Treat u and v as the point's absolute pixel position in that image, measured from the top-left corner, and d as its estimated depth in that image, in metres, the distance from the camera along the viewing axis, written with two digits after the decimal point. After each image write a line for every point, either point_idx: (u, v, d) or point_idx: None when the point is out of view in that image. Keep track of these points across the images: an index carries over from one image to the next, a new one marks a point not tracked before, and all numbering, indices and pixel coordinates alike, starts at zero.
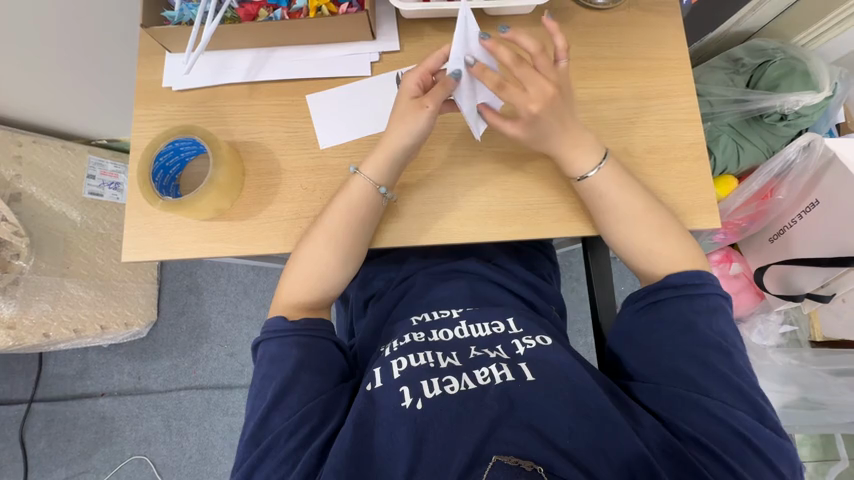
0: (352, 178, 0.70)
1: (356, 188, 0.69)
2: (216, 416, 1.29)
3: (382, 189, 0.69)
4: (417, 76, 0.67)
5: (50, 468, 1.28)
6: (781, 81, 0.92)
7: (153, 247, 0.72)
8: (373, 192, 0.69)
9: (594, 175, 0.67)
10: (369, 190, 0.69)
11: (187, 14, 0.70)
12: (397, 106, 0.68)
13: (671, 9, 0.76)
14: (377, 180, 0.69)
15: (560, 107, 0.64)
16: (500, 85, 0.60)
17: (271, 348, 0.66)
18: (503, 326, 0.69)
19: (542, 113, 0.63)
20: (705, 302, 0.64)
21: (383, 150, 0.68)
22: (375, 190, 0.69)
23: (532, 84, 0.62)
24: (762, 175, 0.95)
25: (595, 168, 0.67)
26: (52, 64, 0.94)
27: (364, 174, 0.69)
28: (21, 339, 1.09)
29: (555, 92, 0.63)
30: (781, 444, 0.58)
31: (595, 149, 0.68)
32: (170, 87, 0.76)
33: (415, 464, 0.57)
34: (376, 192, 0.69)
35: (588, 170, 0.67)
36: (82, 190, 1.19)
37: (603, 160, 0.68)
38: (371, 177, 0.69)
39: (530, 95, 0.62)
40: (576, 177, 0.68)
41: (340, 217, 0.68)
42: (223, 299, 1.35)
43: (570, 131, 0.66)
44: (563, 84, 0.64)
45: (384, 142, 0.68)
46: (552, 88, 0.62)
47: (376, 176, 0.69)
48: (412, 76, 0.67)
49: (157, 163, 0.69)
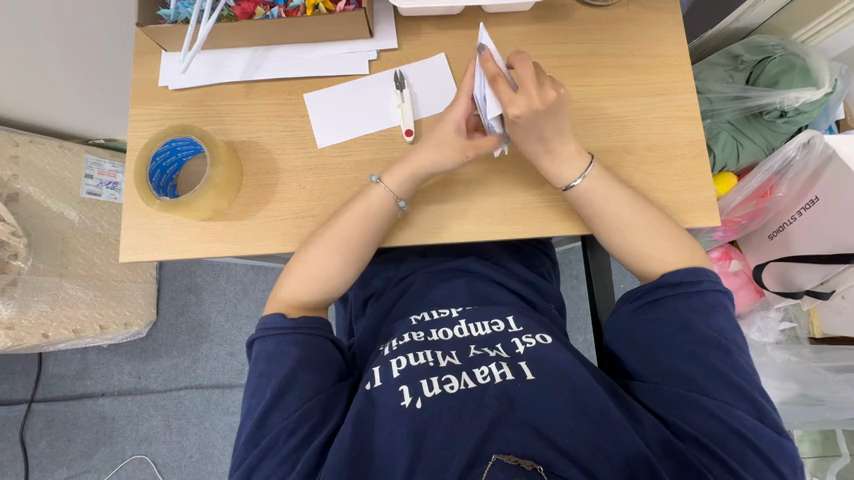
0: (373, 187, 0.69)
1: (375, 199, 0.69)
2: (217, 416, 1.29)
3: (400, 202, 0.69)
4: (459, 109, 0.66)
5: (51, 468, 1.28)
6: (780, 77, 0.91)
7: (151, 248, 0.71)
8: (391, 204, 0.69)
9: (577, 185, 0.67)
10: (388, 203, 0.69)
11: (183, 13, 0.70)
12: (434, 134, 0.68)
13: (669, 6, 0.76)
14: (397, 194, 0.69)
15: (542, 118, 0.61)
16: (492, 78, 0.58)
17: (269, 346, 0.66)
18: (502, 324, 0.69)
19: (516, 119, 0.60)
20: (704, 300, 0.64)
21: (410, 167, 0.68)
22: (394, 202, 0.69)
23: (524, 89, 0.59)
24: (762, 172, 0.95)
25: (578, 178, 0.67)
26: (45, 64, 0.93)
27: (385, 185, 0.68)
28: (20, 339, 1.08)
29: (536, 108, 0.59)
30: (781, 444, 0.58)
31: (579, 160, 0.67)
32: (166, 87, 0.76)
33: (415, 464, 0.57)
34: (395, 205, 0.69)
35: (573, 179, 0.67)
36: (79, 189, 1.19)
37: (590, 166, 0.68)
38: (392, 189, 0.68)
39: (516, 97, 0.59)
40: (562, 187, 0.68)
41: (352, 226, 0.69)
42: (222, 298, 1.35)
43: (569, 139, 0.66)
44: (555, 103, 0.61)
45: (412, 161, 0.68)
46: (537, 101, 0.59)
47: (398, 190, 0.68)
48: (455, 108, 0.66)
49: (154, 163, 0.69)
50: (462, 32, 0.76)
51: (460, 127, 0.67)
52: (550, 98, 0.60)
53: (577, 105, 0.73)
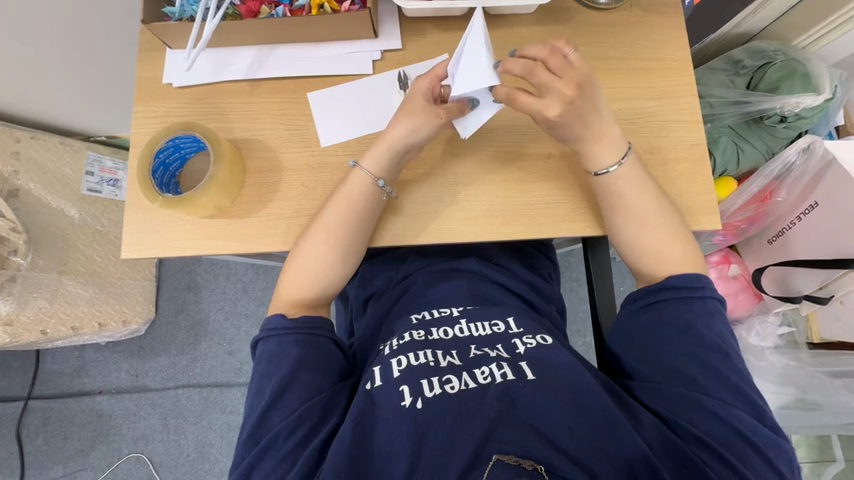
0: (352, 171, 0.70)
1: (354, 182, 0.69)
2: (214, 415, 1.29)
3: (379, 182, 0.69)
4: (428, 82, 0.68)
5: (47, 466, 1.28)
6: (781, 83, 0.92)
7: (152, 245, 0.71)
8: (371, 186, 0.69)
9: (614, 170, 0.67)
10: (368, 185, 0.69)
11: (187, 10, 0.70)
12: (405, 105, 0.69)
13: (671, 10, 0.76)
14: (375, 174, 0.69)
15: (583, 106, 0.62)
16: (510, 97, 0.61)
17: (271, 346, 0.66)
18: (502, 326, 0.69)
19: (560, 118, 0.62)
20: (705, 305, 0.64)
21: (398, 153, 0.69)
22: (374, 183, 0.69)
23: (550, 91, 0.61)
24: (762, 176, 0.95)
25: (616, 164, 0.67)
26: (49, 58, 0.93)
27: (363, 168, 0.69)
28: (17, 335, 1.08)
29: (575, 93, 0.61)
30: (780, 443, 0.59)
31: (619, 145, 0.67)
32: (170, 84, 0.76)
33: (415, 463, 0.57)
34: (376, 186, 0.69)
35: (608, 166, 0.67)
36: (80, 187, 1.19)
37: (625, 156, 0.67)
38: (370, 171, 0.69)
39: (546, 103, 0.62)
40: (593, 171, 0.68)
41: (339, 213, 0.68)
42: (222, 297, 1.35)
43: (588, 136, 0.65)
44: (588, 78, 0.61)
45: (386, 137, 0.68)
46: (572, 89, 0.60)
47: (376, 170, 0.69)
48: (424, 80, 0.68)
49: (156, 160, 0.69)
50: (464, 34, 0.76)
51: (428, 95, 0.68)
52: (582, 80, 0.61)
53: None
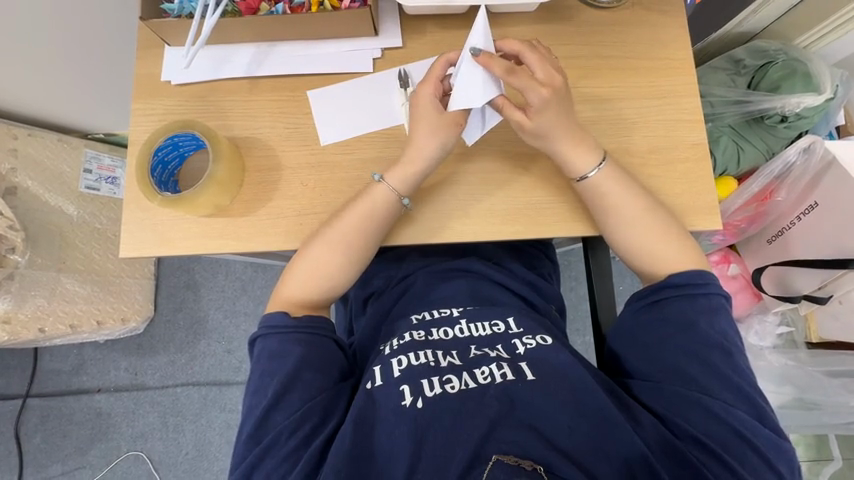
0: (374, 185, 0.69)
1: (378, 196, 0.68)
2: (214, 413, 1.29)
3: (403, 200, 0.69)
4: (430, 87, 0.67)
5: (45, 464, 1.28)
6: (782, 83, 0.92)
7: (151, 244, 0.71)
8: (394, 202, 0.69)
9: (594, 175, 0.67)
10: (393, 202, 0.69)
11: (186, 7, 0.69)
12: (420, 118, 0.68)
13: (673, 9, 0.76)
14: (399, 191, 0.69)
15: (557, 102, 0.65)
16: (509, 70, 0.61)
17: (271, 345, 0.66)
18: (502, 326, 0.68)
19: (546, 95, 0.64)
20: (708, 302, 0.64)
21: (412, 163, 0.68)
22: (397, 200, 0.69)
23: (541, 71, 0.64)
24: (762, 176, 0.95)
25: (595, 168, 0.67)
26: (46, 54, 0.92)
27: (387, 183, 0.68)
28: (16, 334, 1.09)
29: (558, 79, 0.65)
30: (780, 444, 0.59)
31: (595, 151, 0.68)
32: (169, 81, 0.75)
33: (416, 463, 0.57)
34: (399, 203, 0.69)
35: (588, 171, 0.67)
36: (78, 183, 1.18)
37: (603, 162, 0.68)
38: (394, 187, 0.68)
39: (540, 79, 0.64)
40: (576, 177, 0.68)
41: (355, 222, 0.68)
42: (221, 296, 1.34)
43: (572, 130, 0.67)
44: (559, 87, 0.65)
45: (412, 157, 0.68)
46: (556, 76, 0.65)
47: (400, 186, 0.68)
48: (426, 86, 0.67)
49: (155, 158, 0.68)
50: (465, 32, 0.76)
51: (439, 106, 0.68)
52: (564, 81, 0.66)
53: (580, 106, 0.73)
